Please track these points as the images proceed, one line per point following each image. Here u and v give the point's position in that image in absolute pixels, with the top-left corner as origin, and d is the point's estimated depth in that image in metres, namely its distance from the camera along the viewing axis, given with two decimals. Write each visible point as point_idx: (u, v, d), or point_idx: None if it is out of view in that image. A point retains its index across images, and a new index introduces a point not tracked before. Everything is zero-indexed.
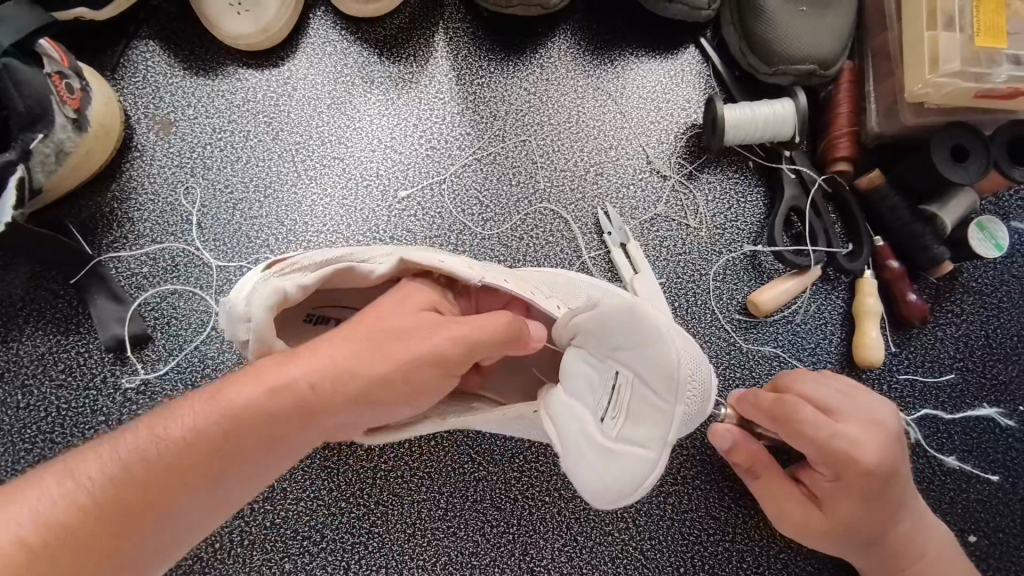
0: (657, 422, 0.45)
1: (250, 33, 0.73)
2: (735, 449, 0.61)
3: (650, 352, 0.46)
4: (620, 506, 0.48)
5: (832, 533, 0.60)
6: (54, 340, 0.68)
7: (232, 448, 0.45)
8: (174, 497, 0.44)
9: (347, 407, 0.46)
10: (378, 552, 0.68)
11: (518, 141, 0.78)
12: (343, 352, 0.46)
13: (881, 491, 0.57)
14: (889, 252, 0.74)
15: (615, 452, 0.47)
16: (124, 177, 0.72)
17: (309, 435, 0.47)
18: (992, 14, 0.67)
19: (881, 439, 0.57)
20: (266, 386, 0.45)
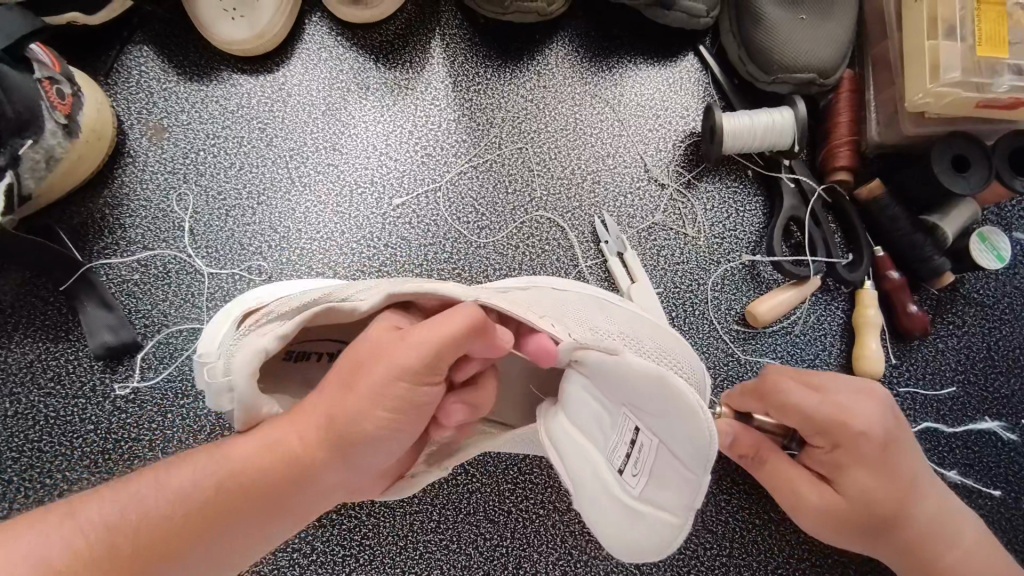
0: (677, 485, 0.42)
1: (245, 39, 0.73)
2: (737, 441, 0.60)
3: (684, 430, 0.40)
4: (655, 560, 0.46)
5: (848, 516, 0.56)
6: (43, 347, 0.67)
7: (226, 507, 0.44)
8: (182, 549, 0.43)
9: (338, 465, 0.45)
10: (369, 564, 0.67)
11: (515, 149, 0.77)
12: (333, 400, 0.45)
13: (886, 458, 0.54)
14: (889, 262, 0.74)
15: (637, 511, 0.45)
16: (116, 183, 0.72)
17: (305, 499, 0.46)
18: (992, 23, 0.65)
19: (871, 403, 0.55)
20: (263, 442, 0.45)
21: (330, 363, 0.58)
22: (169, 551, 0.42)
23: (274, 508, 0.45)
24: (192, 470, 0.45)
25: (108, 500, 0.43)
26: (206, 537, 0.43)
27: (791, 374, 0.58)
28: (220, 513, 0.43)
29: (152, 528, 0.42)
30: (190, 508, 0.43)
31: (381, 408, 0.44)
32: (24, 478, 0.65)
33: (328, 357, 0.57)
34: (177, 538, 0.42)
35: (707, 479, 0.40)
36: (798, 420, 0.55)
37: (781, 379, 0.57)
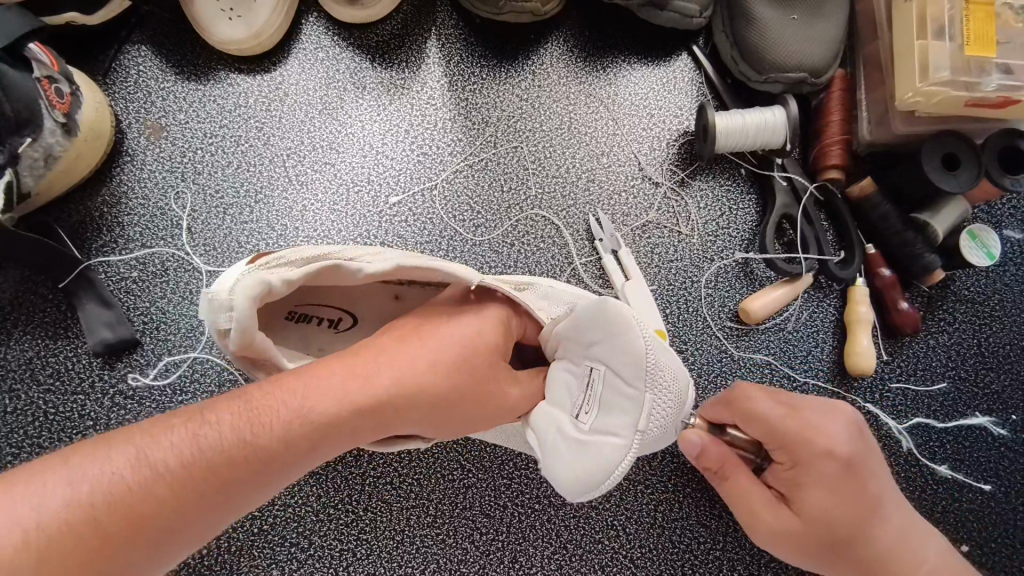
0: (631, 412, 0.49)
1: (242, 39, 0.74)
2: (704, 453, 0.57)
3: (620, 344, 0.50)
4: (593, 497, 0.51)
5: (804, 537, 0.55)
6: (42, 344, 0.68)
7: (287, 451, 0.45)
8: (239, 482, 0.43)
9: (408, 408, 0.49)
10: (366, 559, 0.67)
11: (511, 147, 0.78)
12: (411, 363, 0.50)
13: (847, 478, 0.54)
14: (881, 259, 0.75)
15: (588, 445, 0.51)
16: (114, 181, 0.72)
17: (359, 440, 0.49)
18: (981, 22, 0.66)
19: (842, 422, 0.55)
20: (333, 388, 0.47)
21: (328, 331, 0.61)
22: (225, 492, 0.43)
23: (335, 447, 0.47)
24: (259, 409, 0.45)
25: (171, 434, 0.43)
26: (261, 481, 0.44)
27: (769, 387, 0.58)
28: (281, 457, 0.45)
29: (213, 469, 0.42)
30: (251, 451, 0.44)
31: (443, 379, 0.51)
32: None
33: (327, 324, 0.61)
34: (237, 477, 0.43)
35: (650, 393, 0.49)
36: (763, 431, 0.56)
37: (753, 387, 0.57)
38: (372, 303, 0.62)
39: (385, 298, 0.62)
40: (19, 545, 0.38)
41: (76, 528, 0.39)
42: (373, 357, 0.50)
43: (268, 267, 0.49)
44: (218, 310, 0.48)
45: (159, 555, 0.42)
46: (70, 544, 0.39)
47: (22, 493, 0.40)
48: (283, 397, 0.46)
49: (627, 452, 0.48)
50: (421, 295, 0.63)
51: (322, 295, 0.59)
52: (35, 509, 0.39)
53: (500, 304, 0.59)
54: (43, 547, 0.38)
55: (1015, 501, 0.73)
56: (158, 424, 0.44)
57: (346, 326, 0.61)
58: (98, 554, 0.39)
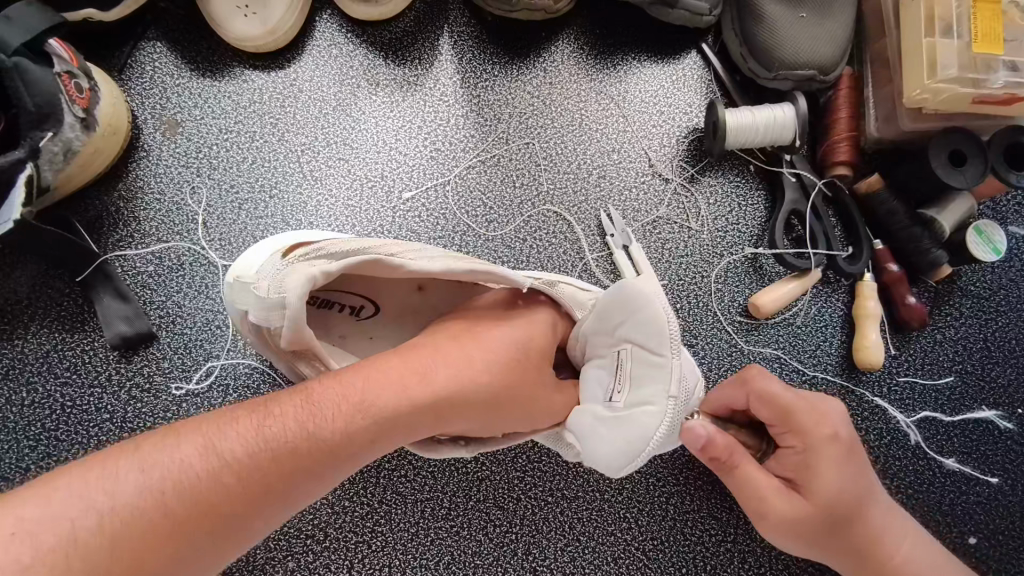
0: (661, 379, 0.51)
1: (257, 34, 0.74)
2: (710, 444, 0.54)
3: (641, 317, 0.52)
4: (636, 468, 0.53)
5: (811, 520, 0.54)
6: (59, 338, 0.68)
7: (347, 444, 0.45)
8: (302, 474, 0.44)
9: (464, 406, 0.51)
10: (381, 551, 0.68)
11: (522, 144, 0.78)
12: (466, 362, 0.52)
13: (849, 461, 0.55)
14: (889, 254, 0.76)
15: (625, 418, 0.52)
16: (130, 176, 0.73)
17: (412, 437, 0.49)
18: (988, 21, 0.67)
19: (841, 408, 0.57)
20: (392, 383, 0.48)
21: (351, 319, 0.62)
22: (289, 483, 0.43)
23: (389, 441, 0.48)
24: (319, 402, 0.46)
25: (238, 426, 0.44)
26: (323, 474, 0.45)
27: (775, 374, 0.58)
28: (342, 450, 0.45)
29: (279, 459, 0.43)
30: (314, 443, 0.44)
31: (497, 378, 0.52)
32: (40, 467, 0.65)
33: (348, 311, 0.62)
34: (301, 469, 0.44)
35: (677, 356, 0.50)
36: (771, 411, 0.56)
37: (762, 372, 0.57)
38: (393, 293, 0.63)
39: (409, 289, 0.63)
40: (92, 528, 0.38)
41: (148, 514, 0.39)
42: (426, 354, 0.52)
43: (309, 263, 0.52)
44: (272, 311, 0.50)
45: (224, 548, 0.41)
46: (143, 530, 0.38)
47: (93, 479, 0.40)
48: (342, 389, 0.47)
49: (663, 419, 0.50)
50: (445, 288, 0.64)
51: (348, 285, 0.61)
52: (107, 493, 0.39)
53: (546, 308, 0.61)
54: (116, 531, 0.38)
55: (1021, 493, 0.74)
56: (221, 416, 0.45)
57: (367, 314, 0.63)
58: (168, 540, 0.39)
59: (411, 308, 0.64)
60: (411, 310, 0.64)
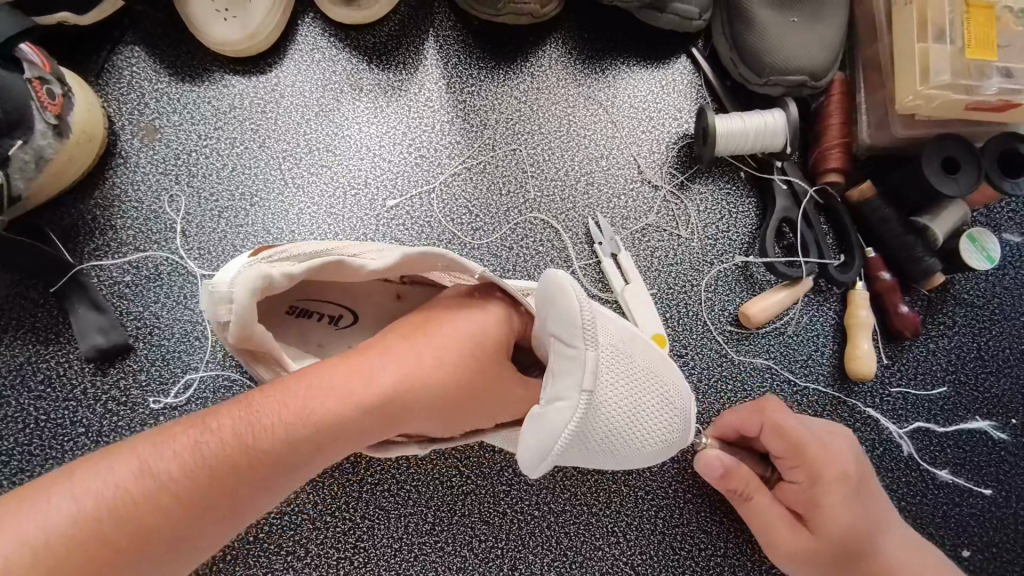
0: (574, 372, 0.49)
1: (237, 39, 0.73)
2: (728, 472, 0.59)
3: (553, 306, 0.50)
4: (547, 470, 0.50)
5: (821, 554, 0.57)
6: (33, 350, 0.67)
7: (290, 455, 0.45)
8: (244, 487, 0.44)
9: (412, 410, 0.50)
10: (364, 567, 0.66)
11: (509, 150, 0.77)
12: (415, 364, 0.50)
13: (858, 497, 0.58)
14: (881, 263, 0.75)
15: (537, 415, 0.50)
16: (107, 184, 0.71)
17: (362, 442, 0.49)
18: (982, 27, 0.66)
19: (849, 446, 0.60)
20: (336, 390, 0.47)
21: (329, 327, 0.61)
22: (230, 497, 0.44)
23: (338, 449, 0.47)
24: (260, 414, 0.46)
25: (174, 444, 0.44)
26: (266, 486, 0.45)
27: (786, 411, 0.61)
28: (284, 461, 0.45)
29: (216, 475, 0.43)
30: (253, 456, 0.44)
31: (446, 376, 0.51)
32: (12, 482, 0.64)
33: (327, 321, 0.61)
34: (242, 483, 0.44)
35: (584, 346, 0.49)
36: (785, 447, 0.59)
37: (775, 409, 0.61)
38: (373, 301, 0.63)
39: (388, 296, 0.63)
40: (27, 557, 0.39)
41: (81, 540, 0.40)
42: (374, 357, 0.50)
43: (270, 262, 0.51)
44: (218, 301, 0.48)
45: (169, 563, 0.43)
46: (78, 556, 0.40)
47: (31, 507, 0.41)
48: (282, 398, 0.46)
49: (572, 415, 0.48)
50: (423, 296, 0.64)
51: (324, 293, 0.60)
52: (40, 524, 0.40)
53: (505, 305, 0.59)
54: (50, 560, 0.39)
55: (1016, 506, 0.73)
56: (161, 434, 0.45)
57: (346, 323, 0.62)
58: (106, 562, 0.40)
59: (391, 316, 0.63)
60: (391, 318, 0.63)
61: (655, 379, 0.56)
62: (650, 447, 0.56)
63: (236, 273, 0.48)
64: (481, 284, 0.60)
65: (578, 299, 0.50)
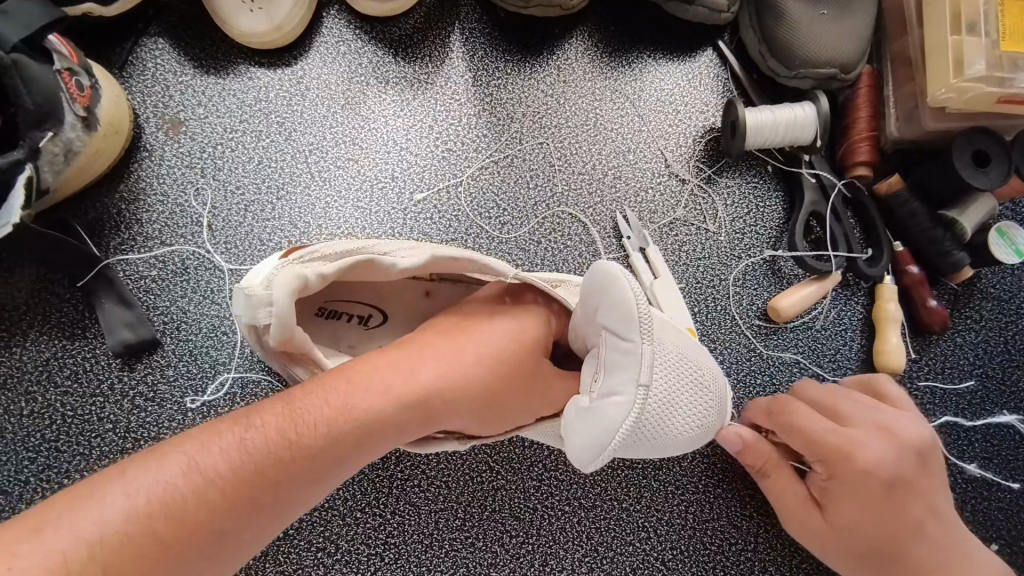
0: (630, 366, 0.48)
1: (264, 31, 0.72)
2: (745, 449, 0.62)
3: (609, 296, 0.50)
4: (600, 465, 0.50)
5: (841, 542, 0.59)
6: (59, 345, 0.66)
7: (334, 451, 0.45)
8: (290, 484, 0.44)
9: (452, 405, 0.50)
10: (395, 563, 0.66)
11: (536, 144, 0.76)
12: (451, 360, 0.51)
13: (885, 493, 0.57)
14: (909, 257, 0.74)
15: (592, 409, 0.49)
16: (132, 177, 0.70)
17: (402, 438, 0.49)
18: (1015, 19, 0.66)
19: (890, 445, 0.58)
20: (375, 384, 0.48)
21: (359, 328, 0.61)
22: (276, 494, 0.43)
23: (379, 445, 0.47)
24: (304, 410, 0.45)
25: (220, 441, 0.43)
26: (311, 482, 0.45)
27: (813, 406, 0.63)
28: (329, 456, 0.45)
29: (264, 470, 0.43)
30: (300, 450, 0.44)
31: (487, 370, 0.51)
32: (40, 480, 0.63)
33: (356, 321, 0.60)
34: (289, 478, 0.43)
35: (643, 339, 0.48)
36: (803, 441, 0.60)
37: (794, 402, 0.62)
38: (402, 300, 0.62)
39: (416, 295, 0.63)
40: (81, 556, 0.37)
41: (136, 537, 0.39)
42: (410, 353, 0.51)
43: (301, 262, 0.49)
44: (255, 306, 0.46)
45: (218, 563, 0.41)
46: (133, 555, 0.38)
47: (79, 507, 0.39)
48: (323, 394, 0.46)
49: (630, 409, 0.47)
50: (451, 291, 0.63)
51: (353, 292, 0.59)
52: (93, 523, 0.38)
53: (534, 305, 0.59)
54: (106, 558, 0.37)
55: None
56: (203, 432, 0.44)
57: (376, 323, 0.61)
58: (160, 561, 0.39)
59: (420, 314, 0.63)
60: (420, 317, 0.63)
61: (691, 363, 0.56)
62: (686, 436, 0.55)
63: (271, 275, 0.47)
64: (511, 288, 0.60)
65: (632, 292, 0.49)
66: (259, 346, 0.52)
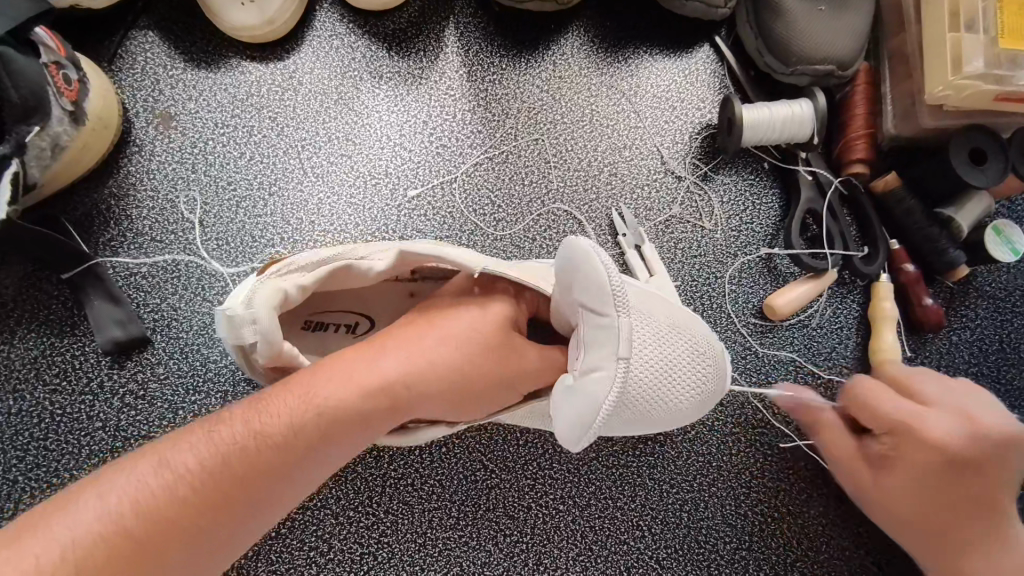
0: (609, 342, 0.49)
1: (256, 24, 0.71)
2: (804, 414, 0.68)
3: (580, 274, 0.50)
4: (587, 444, 0.50)
5: (919, 518, 0.61)
6: (48, 343, 0.65)
7: (306, 445, 0.45)
8: (264, 481, 0.44)
9: (427, 395, 0.50)
10: (388, 562, 0.66)
11: (531, 140, 0.76)
12: (422, 351, 0.50)
13: (948, 471, 0.59)
14: (906, 255, 0.74)
15: (577, 386, 0.49)
16: (121, 173, 0.70)
17: (378, 430, 0.49)
18: (1014, 17, 0.65)
19: (965, 426, 0.60)
20: (343, 376, 0.47)
21: (347, 336, 0.60)
22: (249, 490, 0.43)
23: (355, 438, 0.47)
24: (273, 407, 0.45)
25: (191, 442, 0.44)
26: (284, 475, 0.44)
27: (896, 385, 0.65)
28: (300, 450, 0.45)
29: (234, 467, 0.43)
30: (266, 443, 0.44)
31: (467, 361, 0.51)
32: (28, 479, 0.62)
33: (344, 330, 0.60)
34: (259, 471, 0.43)
35: (618, 313, 0.49)
36: (877, 420, 0.62)
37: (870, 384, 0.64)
38: (386, 303, 0.62)
39: (400, 298, 0.62)
40: (56, 560, 0.38)
41: (110, 538, 0.39)
42: (382, 343, 0.51)
43: (279, 275, 0.50)
44: (239, 325, 0.47)
45: (198, 563, 0.42)
46: (107, 555, 0.39)
47: (56, 512, 0.40)
48: (292, 390, 0.46)
49: (613, 384, 0.48)
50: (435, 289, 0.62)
51: (336, 302, 0.59)
52: (68, 527, 0.39)
53: (507, 295, 0.58)
54: (80, 559, 0.38)
55: None
56: (177, 435, 0.45)
57: (364, 329, 0.61)
58: (136, 560, 0.39)
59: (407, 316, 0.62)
60: None
61: (681, 332, 0.56)
62: (685, 405, 0.55)
63: (250, 292, 0.47)
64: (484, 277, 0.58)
65: (604, 267, 0.49)
66: (253, 369, 0.51)
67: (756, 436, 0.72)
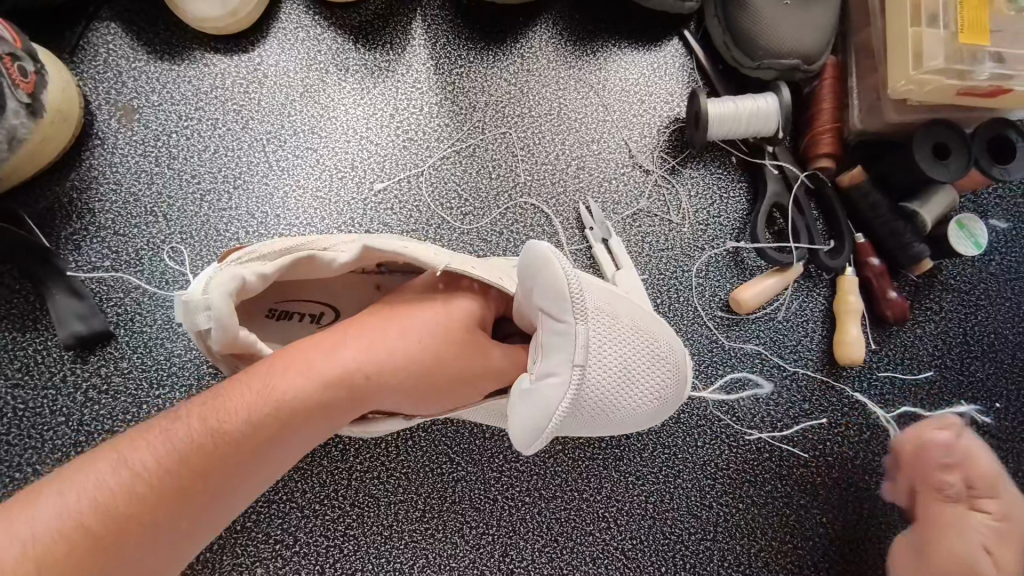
0: (566, 348, 0.50)
1: (216, 16, 0.70)
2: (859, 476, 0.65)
3: (540, 278, 0.51)
4: (540, 447, 0.51)
5: None
6: (9, 338, 0.65)
7: (266, 438, 0.45)
8: (225, 473, 0.44)
9: (386, 385, 0.50)
10: (354, 554, 0.66)
11: (498, 133, 0.76)
12: (382, 341, 0.50)
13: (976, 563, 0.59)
14: (871, 249, 0.75)
15: (532, 391, 0.50)
16: (84, 166, 0.69)
17: (340, 420, 0.49)
18: (974, 11, 0.66)
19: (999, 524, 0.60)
20: (301, 367, 0.47)
21: (312, 326, 0.60)
22: (211, 483, 0.43)
23: (316, 428, 0.47)
24: (232, 401, 0.45)
25: (149, 437, 0.43)
26: (246, 467, 0.45)
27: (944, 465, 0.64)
28: (261, 442, 0.45)
29: (193, 462, 0.43)
30: (225, 437, 0.44)
31: (426, 352, 0.51)
32: None
33: (310, 320, 0.60)
34: (219, 464, 0.44)
35: (576, 321, 0.50)
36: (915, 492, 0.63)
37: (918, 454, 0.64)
38: (354, 295, 0.62)
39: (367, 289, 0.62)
40: (16, 558, 0.38)
41: (70, 537, 0.39)
42: (341, 332, 0.50)
43: (239, 263, 0.49)
44: (194, 312, 0.47)
45: (163, 556, 0.42)
46: (68, 551, 0.39)
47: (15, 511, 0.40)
48: (250, 383, 0.46)
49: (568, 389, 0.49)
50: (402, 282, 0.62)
51: (302, 292, 0.59)
52: (26, 526, 0.39)
53: (474, 290, 0.58)
54: (40, 556, 0.38)
55: None
56: (136, 429, 0.45)
57: (330, 320, 0.61)
58: (98, 556, 0.40)
59: None
60: None
61: (643, 336, 0.56)
62: (644, 408, 0.55)
63: (206, 279, 0.47)
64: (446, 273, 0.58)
65: (564, 274, 0.50)
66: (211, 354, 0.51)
67: (721, 429, 0.72)
